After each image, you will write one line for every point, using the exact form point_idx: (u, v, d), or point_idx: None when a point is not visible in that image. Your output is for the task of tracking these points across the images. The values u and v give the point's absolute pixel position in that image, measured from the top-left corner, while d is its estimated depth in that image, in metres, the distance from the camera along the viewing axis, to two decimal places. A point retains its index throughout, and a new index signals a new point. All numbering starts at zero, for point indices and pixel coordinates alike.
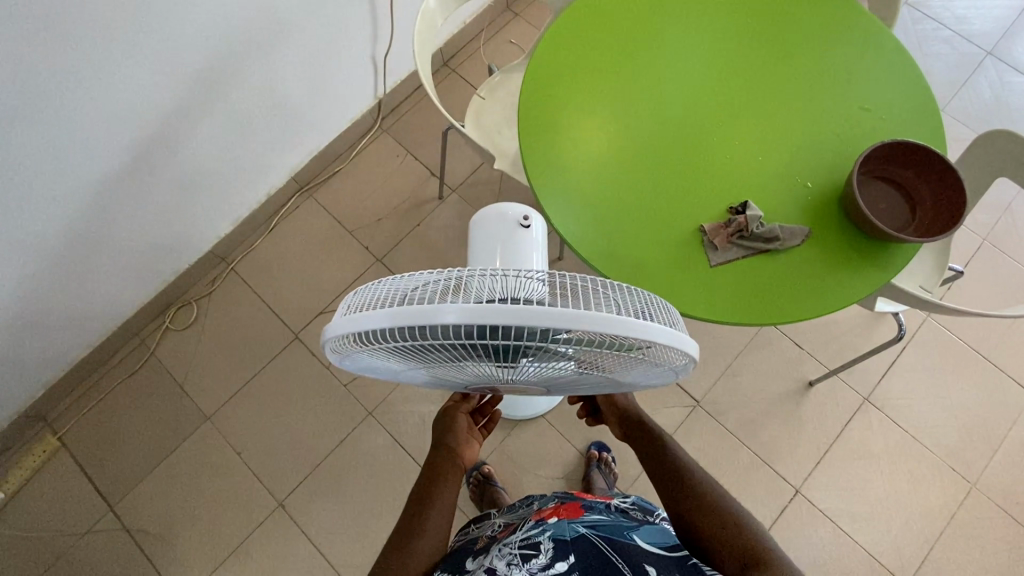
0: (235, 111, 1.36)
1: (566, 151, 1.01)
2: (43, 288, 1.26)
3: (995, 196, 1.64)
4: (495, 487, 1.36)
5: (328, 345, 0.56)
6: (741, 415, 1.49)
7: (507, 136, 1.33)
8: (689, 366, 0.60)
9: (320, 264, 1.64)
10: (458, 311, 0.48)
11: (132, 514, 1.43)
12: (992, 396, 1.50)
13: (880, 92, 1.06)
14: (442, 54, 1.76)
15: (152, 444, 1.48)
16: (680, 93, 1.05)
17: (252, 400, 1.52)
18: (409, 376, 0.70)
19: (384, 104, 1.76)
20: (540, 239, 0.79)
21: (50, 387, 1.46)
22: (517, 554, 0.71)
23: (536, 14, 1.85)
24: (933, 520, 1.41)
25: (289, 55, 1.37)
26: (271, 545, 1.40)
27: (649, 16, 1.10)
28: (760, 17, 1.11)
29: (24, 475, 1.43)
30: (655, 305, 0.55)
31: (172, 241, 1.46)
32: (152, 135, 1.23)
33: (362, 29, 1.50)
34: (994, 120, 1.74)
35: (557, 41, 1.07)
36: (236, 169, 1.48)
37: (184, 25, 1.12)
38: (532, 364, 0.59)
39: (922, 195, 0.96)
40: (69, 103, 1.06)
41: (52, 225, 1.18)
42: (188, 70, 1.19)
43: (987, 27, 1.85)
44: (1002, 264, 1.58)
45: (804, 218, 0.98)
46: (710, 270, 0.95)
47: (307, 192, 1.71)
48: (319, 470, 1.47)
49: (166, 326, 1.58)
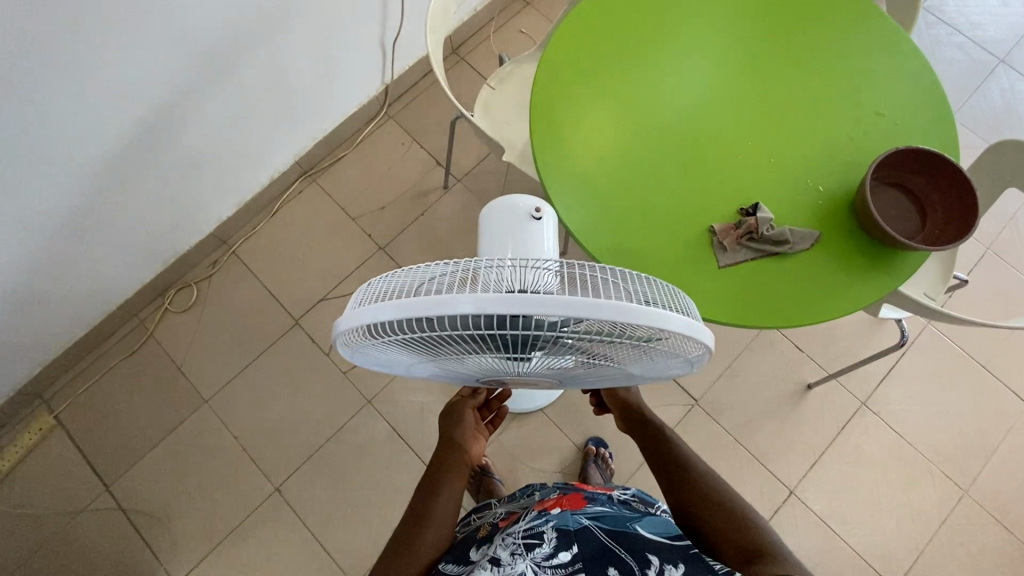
0: (239, 94, 1.34)
1: (576, 145, 1.00)
2: (43, 268, 1.25)
3: (1002, 205, 1.64)
4: (491, 479, 1.38)
5: (339, 337, 0.55)
6: (739, 415, 1.50)
7: (516, 127, 1.32)
8: (705, 356, 0.59)
9: (323, 250, 1.63)
10: (472, 301, 0.47)
11: (127, 494, 1.42)
12: (988, 404, 1.52)
13: (894, 97, 1.05)
14: (451, 41, 1.74)
15: (149, 426, 1.48)
16: (690, 88, 1.04)
17: (251, 384, 1.52)
18: (418, 370, 0.70)
19: (391, 90, 1.74)
20: (551, 231, 0.79)
21: (47, 366, 1.45)
22: (521, 543, 0.70)
23: (548, 4, 1.83)
24: (924, 525, 1.43)
25: (297, 34, 1.34)
26: (266, 531, 1.41)
27: (660, 10, 1.09)
28: (776, 16, 1.09)
29: (20, 452, 1.43)
30: (668, 295, 0.55)
31: (173, 222, 1.45)
32: (153, 117, 1.21)
33: (372, 14, 1.47)
34: (1003, 128, 1.74)
35: (570, 33, 1.06)
36: (238, 152, 1.46)
37: (189, 7, 1.10)
38: (544, 356, 0.58)
39: (933, 201, 0.96)
40: (73, 74, 1.03)
41: (53, 205, 1.17)
42: (193, 53, 1.17)
43: (1000, 34, 1.85)
44: (1005, 273, 1.58)
45: (816, 220, 0.98)
46: (720, 270, 0.94)
47: (310, 177, 1.69)
48: (316, 457, 1.47)
49: (165, 307, 1.56)
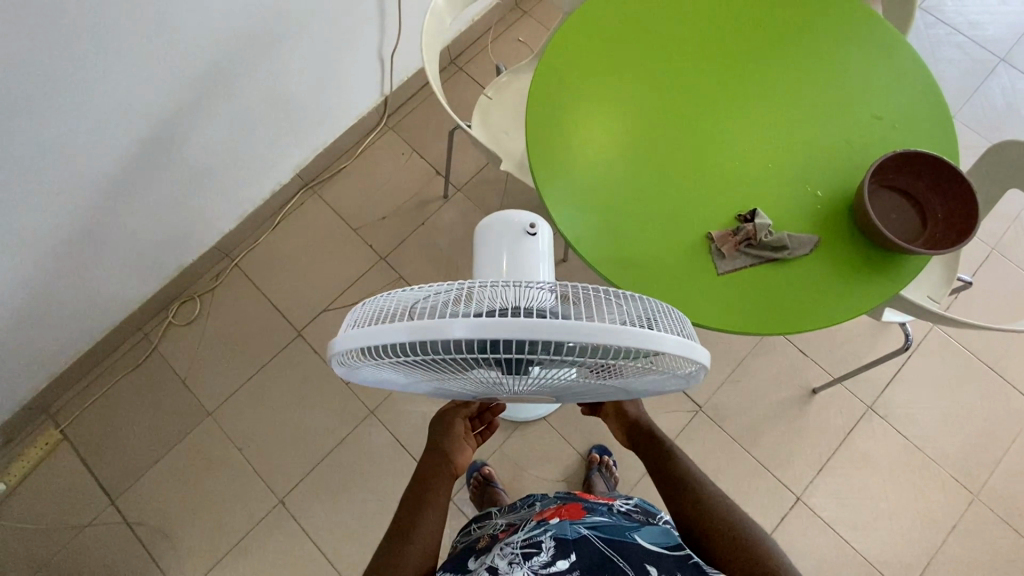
0: (239, 109, 1.35)
1: (574, 155, 1.00)
2: (46, 285, 1.26)
3: (1005, 205, 1.62)
4: (495, 489, 1.36)
5: (334, 357, 0.55)
6: (743, 421, 1.49)
7: (514, 137, 1.32)
8: (700, 372, 0.59)
9: (324, 262, 1.64)
10: (465, 326, 0.47)
11: (132, 508, 1.43)
12: (996, 406, 1.50)
13: (892, 101, 1.05)
14: (449, 52, 1.74)
15: (153, 440, 1.48)
16: (688, 96, 1.04)
17: (254, 397, 1.52)
18: (415, 387, 0.70)
19: (390, 101, 1.75)
20: (546, 246, 0.78)
21: (52, 382, 1.46)
22: (519, 553, 0.70)
23: (545, 13, 1.84)
24: (934, 530, 1.41)
25: (294, 49, 1.35)
26: (270, 543, 1.41)
27: (657, 19, 1.09)
28: (773, 20, 1.09)
29: (25, 468, 1.44)
30: (664, 313, 0.54)
31: (176, 236, 1.46)
32: (153, 135, 1.22)
33: (370, 26, 1.49)
34: (1005, 128, 1.73)
35: (566, 44, 1.06)
36: (238, 167, 1.47)
37: (188, 26, 1.11)
38: (540, 373, 0.58)
39: (934, 206, 0.95)
40: (71, 94, 1.04)
41: (55, 222, 1.18)
42: (193, 71, 1.19)
43: (1000, 33, 1.84)
44: (1010, 274, 1.57)
45: (814, 227, 0.97)
46: (719, 278, 0.94)
47: (311, 188, 1.70)
48: (319, 468, 1.47)
49: (168, 321, 1.57)
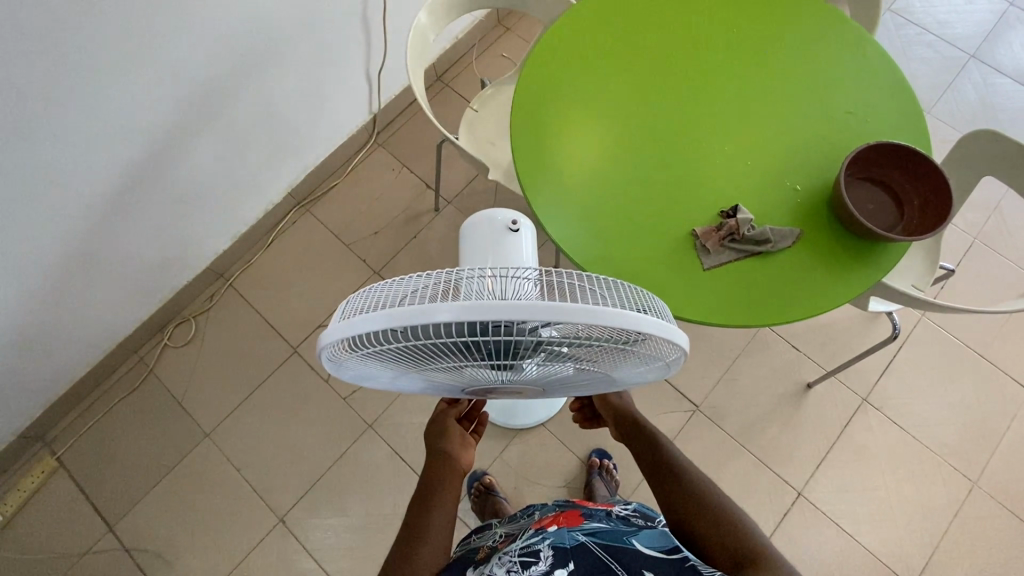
0: (231, 130, 1.39)
1: (553, 155, 1.02)
2: (41, 310, 1.27)
3: (984, 195, 1.66)
4: (496, 497, 1.36)
5: (323, 352, 0.56)
6: (741, 419, 1.50)
7: (501, 147, 1.35)
8: (681, 360, 0.60)
9: (319, 278, 1.65)
10: (451, 310, 0.48)
11: (131, 533, 1.42)
12: (989, 392, 1.51)
13: (865, 97, 1.08)
14: (435, 69, 1.78)
15: (151, 462, 1.48)
16: (664, 96, 1.07)
17: (252, 414, 1.52)
18: (406, 382, 0.70)
19: (379, 119, 1.78)
20: (529, 243, 0.81)
21: (49, 408, 1.46)
22: (517, 561, 0.70)
23: (526, 29, 1.89)
24: (936, 520, 1.41)
25: (284, 70, 1.39)
26: (272, 562, 1.40)
27: (632, 23, 1.13)
28: (745, 19, 1.13)
29: (23, 496, 1.43)
30: (645, 299, 0.56)
31: (171, 258, 1.48)
32: (145, 156, 1.24)
33: (357, 45, 1.53)
34: (979, 121, 1.77)
35: (546, 52, 1.10)
36: (232, 187, 1.50)
37: (180, 50, 1.15)
38: (529, 364, 0.59)
39: (909, 194, 0.98)
40: (65, 117, 1.07)
41: (46, 248, 1.20)
42: (184, 92, 1.22)
43: (969, 31, 1.89)
44: (993, 262, 1.60)
45: (794, 218, 1.00)
46: (705, 273, 0.96)
47: (305, 207, 1.72)
48: (320, 484, 1.47)
49: (165, 343, 1.58)
